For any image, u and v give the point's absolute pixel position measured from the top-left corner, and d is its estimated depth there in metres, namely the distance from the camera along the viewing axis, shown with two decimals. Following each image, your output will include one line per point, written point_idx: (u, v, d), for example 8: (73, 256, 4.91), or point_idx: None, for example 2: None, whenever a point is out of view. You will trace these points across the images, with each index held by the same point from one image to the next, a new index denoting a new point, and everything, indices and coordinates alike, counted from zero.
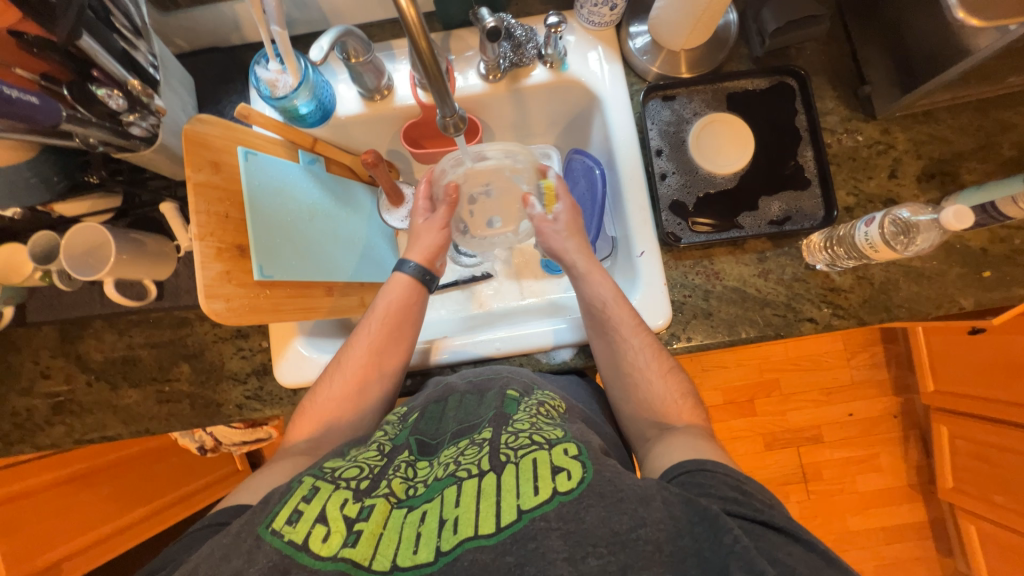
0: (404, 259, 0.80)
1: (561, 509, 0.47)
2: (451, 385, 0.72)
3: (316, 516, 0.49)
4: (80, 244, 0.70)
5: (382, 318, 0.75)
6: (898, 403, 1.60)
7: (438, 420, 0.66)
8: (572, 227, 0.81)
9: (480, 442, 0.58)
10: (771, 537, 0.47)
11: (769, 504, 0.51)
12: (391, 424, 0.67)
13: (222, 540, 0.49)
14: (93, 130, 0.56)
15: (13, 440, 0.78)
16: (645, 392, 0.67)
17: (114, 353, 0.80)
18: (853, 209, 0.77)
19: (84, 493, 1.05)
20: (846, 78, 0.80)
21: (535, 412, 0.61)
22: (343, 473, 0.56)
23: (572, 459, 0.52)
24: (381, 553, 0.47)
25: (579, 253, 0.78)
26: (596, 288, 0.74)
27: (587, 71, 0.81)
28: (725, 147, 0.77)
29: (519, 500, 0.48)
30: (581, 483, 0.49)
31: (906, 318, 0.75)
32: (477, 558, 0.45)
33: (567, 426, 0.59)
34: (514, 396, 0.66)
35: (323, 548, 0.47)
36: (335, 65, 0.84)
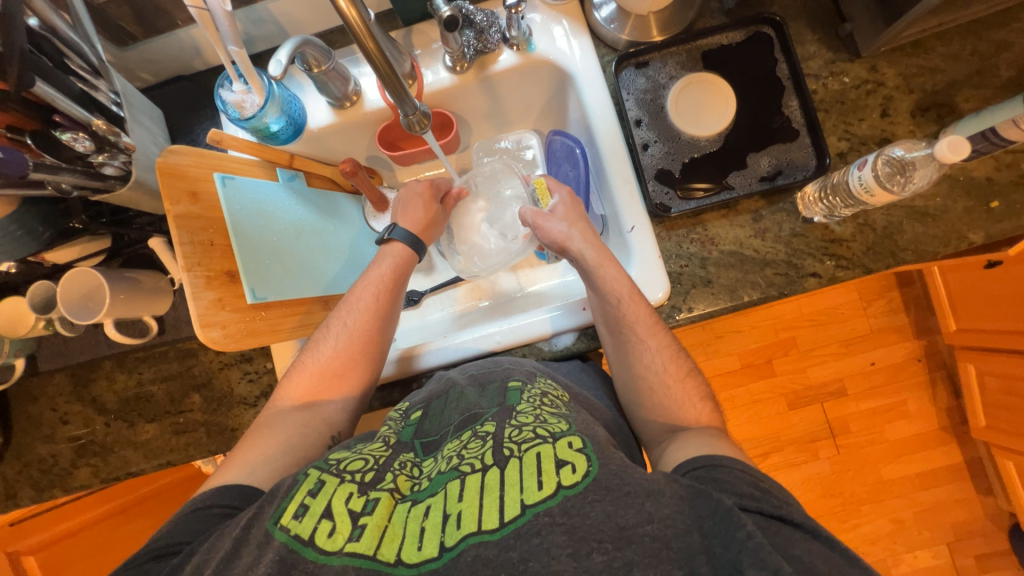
0: (393, 225, 0.82)
1: (565, 503, 0.47)
2: (453, 379, 0.72)
3: (321, 512, 0.50)
4: (76, 289, 0.71)
5: (384, 286, 0.76)
6: (921, 346, 1.56)
7: (440, 416, 0.66)
8: (570, 215, 0.78)
9: (483, 435, 0.57)
10: (788, 533, 0.46)
11: (789, 502, 0.50)
12: (393, 422, 0.67)
13: (233, 533, 0.50)
14: (64, 175, 0.56)
15: (43, 486, 0.81)
16: (662, 397, 0.66)
17: (126, 392, 0.82)
18: (846, 154, 0.74)
19: (132, 524, 1.09)
20: (825, 19, 0.77)
21: (539, 403, 0.61)
22: (348, 466, 0.57)
23: (577, 452, 0.51)
24: (386, 545, 0.48)
25: (586, 243, 0.75)
26: (610, 283, 0.71)
27: (555, 49, 0.79)
28: (706, 108, 0.74)
29: (522, 494, 0.48)
30: (585, 478, 0.49)
31: (914, 260, 0.72)
32: (481, 554, 0.45)
33: (573, 418, 0.58)
34: (517, 386, 0.65)
35: (329, 543, 0.48)
36: (300, 78, 0.83)
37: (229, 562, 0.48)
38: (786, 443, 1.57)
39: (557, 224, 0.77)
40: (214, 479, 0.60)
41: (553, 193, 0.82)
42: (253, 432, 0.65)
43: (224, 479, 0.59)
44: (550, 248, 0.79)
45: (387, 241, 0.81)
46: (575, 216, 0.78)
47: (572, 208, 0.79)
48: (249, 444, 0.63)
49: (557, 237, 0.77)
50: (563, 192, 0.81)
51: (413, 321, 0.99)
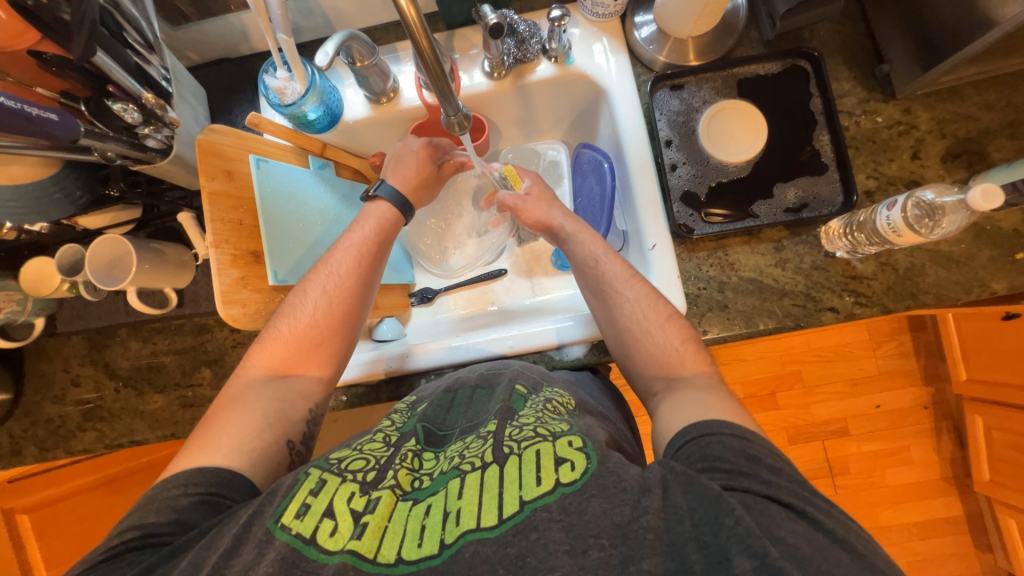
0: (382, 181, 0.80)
1: (564, 501, 0.47)
2: (460, 378, 0.72)
3: (323, 511, 0.50)
4: (104, 255, 0.72)
5: (368, 244, 0.74)
6: (929, 393, 1.54)
7: (448, 409, 0.67)
8: (546, 197, 0.81)
9: (485, 435, 0.57)
10: (773, 511, 0.46)
11: (778, 468, 0.49)
12: (399, 413, 0.68)
13: (234, 531, 0.49)
14: (110, 143, 0.58)
15: (48, 446, 0.82)
16: (648, 342, 0.66)
17: (139, 360, 0.83)
18: (874, 193, 0.74)
19: (114, 497, 1.09)
20: (863, 58, 0.77)
21: (543, 408, 0.61)
22: (349, 465, 0.56)
23: (576, 450, 0.51)
24: (386, 546, 0.47)
25: (566, 217, 0.79)
26: (586, 246, 0.75)
27: (593, 64, 0.80)
28: (737, 135, 0.75)
29: (521, 491, 0.48)
30: (585, 475, 0.49)
31: (934, 304, 0.72)
32: (479, 550, 0.45)
33: (574, 421, 0.58)
34: (522, 392, 0.65)
35: (330, 542, 0.47)
36: (341, 71, 0.85)
37: (228, 561, 0.47)
38: None
39: (536, 204, 0.80)
40: (186, 459, 0.58)
41: (524, 176, 0.83)
42: (225, 405, 0.63)
43: (201, 459, 0.57)
44: (532, 229, 0.81)
45: (371, 199, 0.79)
46: (548, 196, 0.81)
47: (541, 197, 0.81)
48: (225, 420, 0.61)
49: (537, 218, 0.79)
50: (533, 178, 0.84)
51: (424, 318, 0.99)
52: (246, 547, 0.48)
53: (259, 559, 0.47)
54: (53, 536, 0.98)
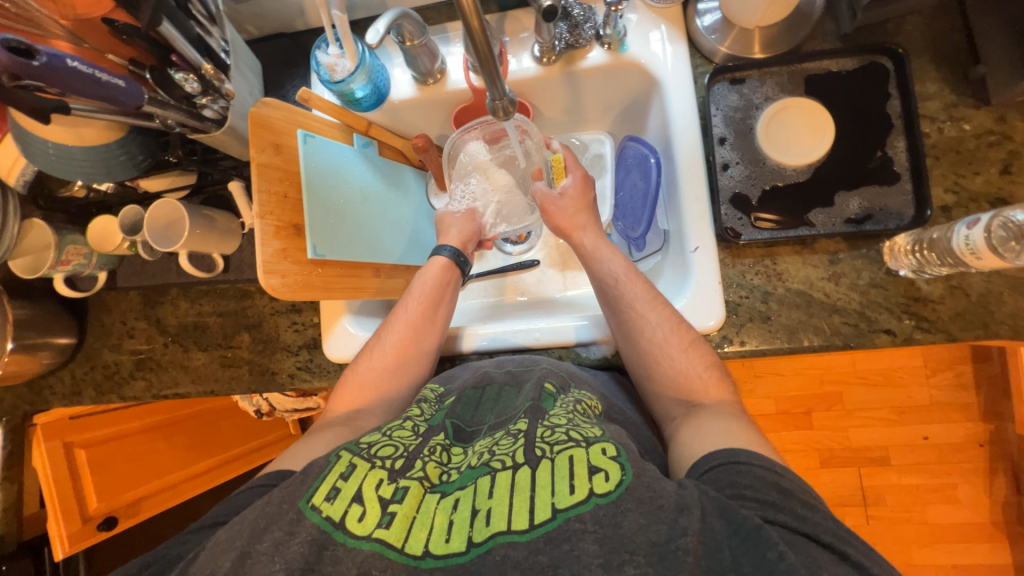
0: (441, 245, 0.84)
1: (597, 512, 0.46)
2: (489, 374, 0.72)
3: (352, 495, 0.50)
4: (161, 217, 0.77)
5: (436, 298, 0.78)
6: (987, 430, 1.42)
7: (476, 407, 0.67)
8: (580, 204, 0.82)
9: (516, 434, 0.57)
10: (814, 552, 0.44)
11: (813, 505, 0.48)
12: (427, 403, 0.68)
13: (265, 509, 0.51)
14: (171, 112, 0.60)
15: (104, 390, 0.89)
16: (667, 367, 0.66)
17: (186, 319, 0.88)
18: (951, 209, 0.67)
19: (161, 441, 1.18)
20: (954, 58, 0.70)
21: (573, 410, 0.60)
22: (378, 450, 0.56)
23: (610, 460, 0.50)
24: (415, 536, 0.48)
25: (588, 231, 0.80)
26: (607, 264, 0.75)
27: (648, 53, 0.77)
28: (800, 136, 0.70)
29: (554, 498, 0.48)
30: (619, 487, 0.48)
31: (1009, 336, 0.65)
32: (509, 554, 0.45)
33: (605, 427, 0.57)
34: (551, 390, 0.64)
35: (359, 527, 0.48)
36: (391, 50, 0.85)
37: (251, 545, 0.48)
38: None
39: (566, 211, 0.81)
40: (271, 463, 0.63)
41: (568, 172, 0.84)
42: (304, 436, 0.67)
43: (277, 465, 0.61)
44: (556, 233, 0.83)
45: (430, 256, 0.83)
46: (584, 203, 0.82)
47: (577, 203, 0.82)
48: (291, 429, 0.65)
49: (561, 222, 0.81)
50: (576, 175, 0.83)
51: None
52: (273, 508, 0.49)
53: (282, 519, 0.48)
54: (106, 472, 1.07)
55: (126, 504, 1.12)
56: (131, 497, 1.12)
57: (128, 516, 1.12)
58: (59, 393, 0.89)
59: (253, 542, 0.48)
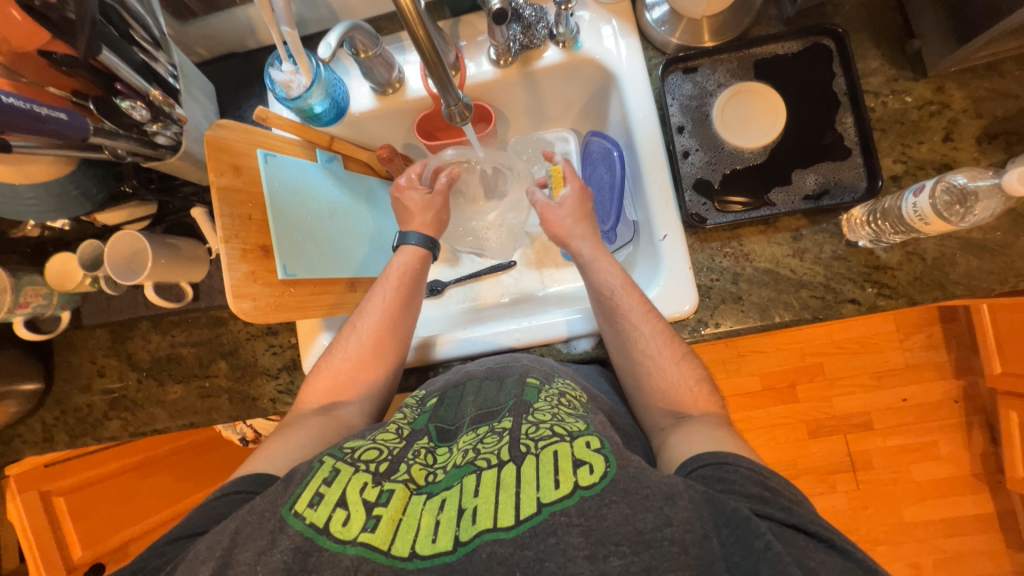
0: (405, 232, 0.81)
1: (582, 505, 0.46)
2: (471, 372, 0.72)
3: (335, 500, 0.50)
4: (121, 250, 0.75)
5: (407, 278, 0.77)
6: (960, 386, 1.48)
7: (457, 405, 0.67)
8: (577, 212, 0.78)
9: (501, 431, 0.57)
10: (803, 542, 0.45)
11: (797, 503, 0.49)
12: (410, 407, 0.69)
13: (246, 516, 0.50)
14: (121, 142, 0.59)
15: (77, 433, 0.86)
16: (660, 381, 0.65)
17: (159, 352, 0.86)
18: (901, 178, 0.70)
19: (147, 479, 1.14)
20: (892, 34, 0.73)
21: (558, 402, 0.60)
22: (362, 454, 0.57)
23: (594, 452, 0.51)
24: (400, 538, 0.48)
25: (585, 238, 0.76)
26: (603, 275, 0.72)
27: (602, 48, 0.78)
28: (753, 119, 0.72)
29: (539, 492, 0.48)
30: (604, 479, 0.48)
31: (965, 296, 0.68)
32: (496, 551, 0.45)
33: (590, 418, 0.58)
34: (535, 383, 0.65)
35: (343, 532, 0.48)
36: (346, 62, 0.85)
37: (227, 564, 0.47)
38: (802, 472, 1.51)
39: (564, 220, 0.77)
40: (242, 469, 0.61)
41: (567, 181, 0.79)
42: (277, 432, 0.67)
43: (249, 469, 0.60)
44: (552, 239, 0.80)
45: (398, 246, 0.81)
46: (582, 212, 0.78)
47: (579, 210, 0.78)
48: (269, 441, 0.65)
49: (560, 230, 0.78)
50: (575, 185, 0.79)
51: (435, 311, 0.99)
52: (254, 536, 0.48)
53: (269, 538, 0.48)
54: (88, 518, 1.04)
55: (115, 547, 1.09)
56: (120, 540, 1.10)
57: (113, 561, 1.10)
58: (30, 441, 0.86)
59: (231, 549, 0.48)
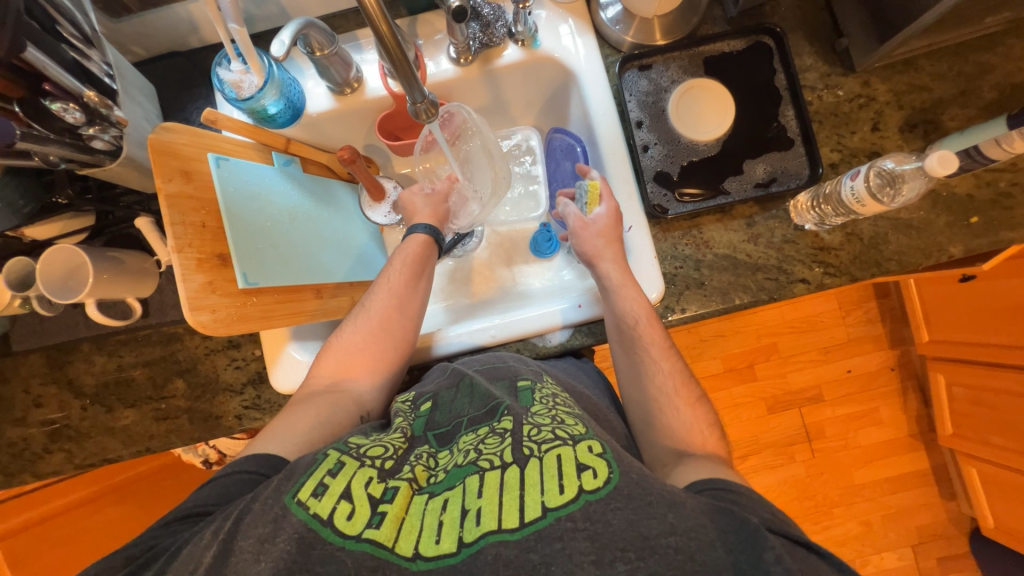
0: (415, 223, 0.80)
1: (587, 508, 0.47)
2: (457, 370, 0.71)
3: (341, 492, 0.50)
4: (56, 266, 0.68)
5: (421, 267, 0.77)
6: (895, 355, 1.62)
7: (453, 402, 0.66)
8: (609, 233, 0.74)
9: (502, 432, 0.58)
10: (810, 559, 0.48)
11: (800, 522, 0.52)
12: (403, 413, 0.67)
13: (251, 504, 0.50)
14: (52, 147, 0.54)
15: (13, 472, 0.77)
16: (670, 418, 0.66)
17: (106, 375, 0.79)
18: (838, 165, 0.76)
19: (94, 516, 1.05)
20: (822, 33, 0.79)
21: (555, 405, 0.62)
22: (367, 450, 0.57)
23: (597, 457, 0.52)
24: (404, 537, 0.48)
25: (614, 262, 0.74)
26: (630, 304, 0.70)
27: (560, 47, 0.79)
28: (706, 113, 0.76)
29: (544, 497, 0.48)
30: (607, 484, 0.49)
31: (897, 271, 0.75)
32: (501, 553, 0.45)
33: (589, 425, 0.59)
34: (527, 385, 0.67)
35: (348, 526, 0.48)
36: (300, 61, 0.82)
37: None
38: (765, 446, 1.61)
39: (593, 241, 0.75)
40: (251, 447, 0.60)
41: (603, 201, 0.75)
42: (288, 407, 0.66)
43: (261, 447, 0.59)
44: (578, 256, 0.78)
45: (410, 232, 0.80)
46: (614, 234, 0.74)
47: (614, 230, 0.75)
48: (274, 422, 0.63)
49: (589, 249, 0.75)
50: (611, 206, 0.75)
51: None
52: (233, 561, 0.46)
53: (254, 564, 0.46)
54: (30, 562, 0.96)
55: None
56: None
57: None
58: None
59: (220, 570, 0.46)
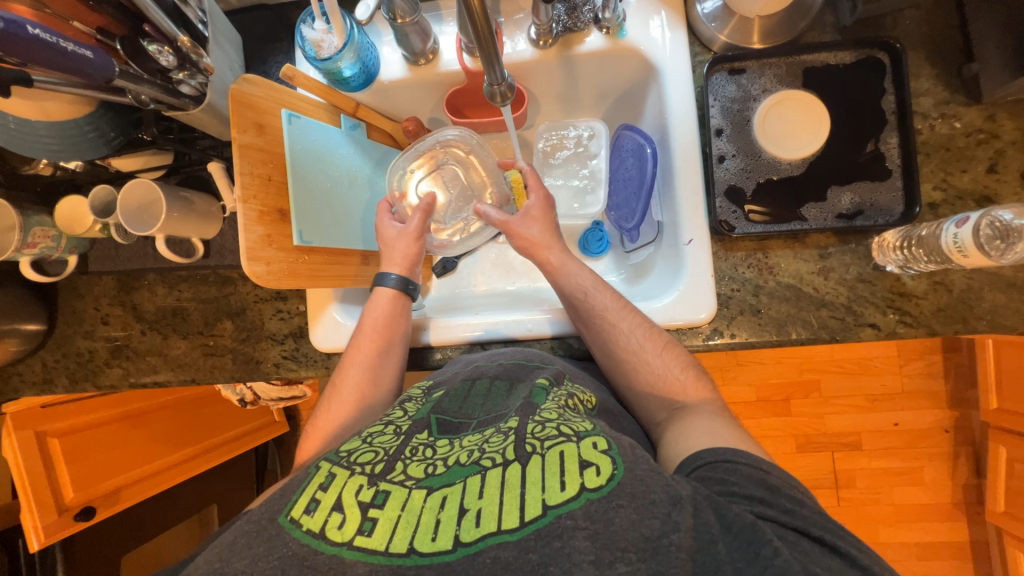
0: (383, 273, 0.78)
1: (589, 507, 0.45)
2: (481, 368, 0.71)
3: (331, 504, 0.49)
4: (135, 198, 0.73)
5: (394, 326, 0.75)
6: (953, 418, 1.49)
7: (464, 400, 0.65)
8: (544, 219, 0.79)
9: (506, 431, 0.55)
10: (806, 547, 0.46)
11: None
12: (414, 401, 0.66)
13: (244, 527, 0.50)
14: (145, 86, 0.57)
15: (78, 378, 0.85)
16: (647, 372, 0.67)
17: (165, 305, 0.84)
18: (938, 206, 0.68)
19: (136, 430, 1.15)
20: (948, 54, 0.70)
21: (563, 404, 0.59)
22: (358, 457, 0.55)
23: (601, 453, 0.49)
24: (399, 534, 0.46)
25: (552, 246, 0.77)
26: (575, 278, 0.74)
27: (646, 39, 0.75)
28: (796, 129, 0.69)
29: (544, 494, 0.47)
30: (611, 481, 0.47)
31: (987, 332, 0.67)
32: (500, 556, 0.44)
33: (595, 421, 0.56)
34: (543, 385, 0.64)
35: (339, 535, 0.47)
36: (380, 26, 0.81)
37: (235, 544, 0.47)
38: None
39: (530, 230, 0.78)
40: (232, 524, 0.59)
41: (532, 193, 0.79)
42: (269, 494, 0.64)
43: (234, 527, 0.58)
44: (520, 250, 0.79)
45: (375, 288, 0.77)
46: (547, 219, 0.79)
47: (544, 219, 0.79)
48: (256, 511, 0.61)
49: (526, 242, 0.78)
50: (539, 194, 0.79)
51: (443, 291, 0.97)
52: (258, 539, 0.48)
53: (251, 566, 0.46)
54: (82, 461, 1.04)
55: (105, 495, 1.08)
56: (110, 487, 1.09)
57: (106, 507, 1.08)
58: (29, 381, 0.85)
59: (229, 558, 0.47)
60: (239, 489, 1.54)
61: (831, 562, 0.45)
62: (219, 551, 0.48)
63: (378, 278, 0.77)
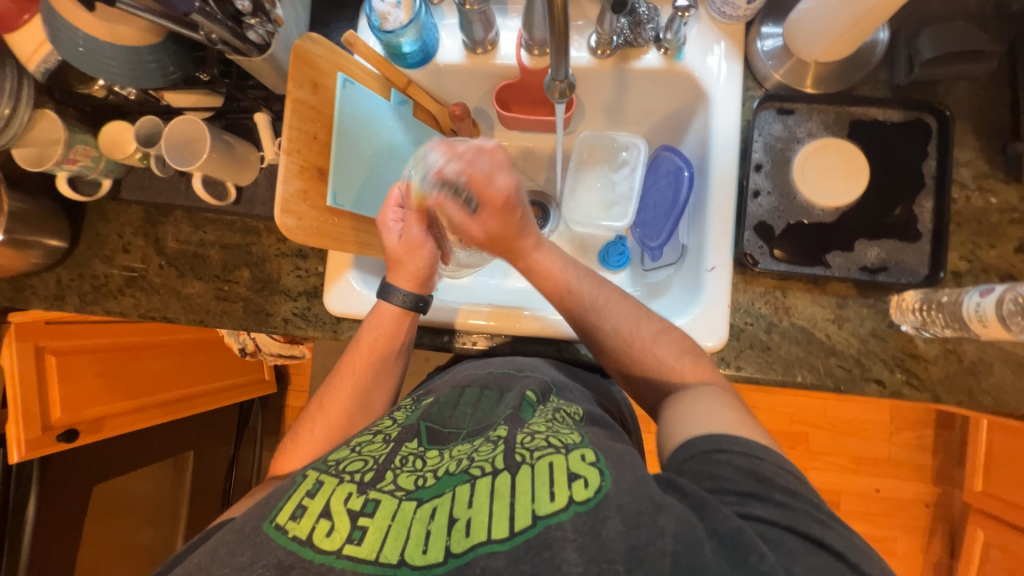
0: (388, 289, 0.74)
1: (577, 520, 0.46)
2: (471, 376, 0.72)
3: (318, 511, 0.49)
4: (179, 136, 0.75)
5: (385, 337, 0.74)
6: (934, 493, 1.48)
7: (453, 409, 0.66)
8: (500, 225, 0.73)
9: (495, 440, 0.56)
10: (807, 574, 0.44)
11: None
12: (405, 409, 0.68)
13: (224, 537, 0.50)
14: (216, 25, 0.58)
15: (88, 301, 0.86)
16: (645, 362, 0.66)
17: (187, 244, 0.85)
18: (962, 275, 0.69)
19: (135, 363, 1.19)
20: (993, 130, 0.71)
21: (553, 418, 0.60)
22: (347, 465, 0.55)
23: (589, 466, 0.50)
24: (389, 545, 0.47)
25: (532, 246, 0.74)
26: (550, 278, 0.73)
27: (703, 66, 0.76)
28: (834, 175, 0.71)
29: (534, 505, 0.47)
30: (598, 493, 0.47)
31: (990, 408, 0.67)
32: (490, 565, 0.44)
33: (584, 431, 0.57)
34: (532, 399, 0.63)
35: (327, 543, 0.47)
36: (446, 10, 0.83)
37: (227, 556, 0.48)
38: None
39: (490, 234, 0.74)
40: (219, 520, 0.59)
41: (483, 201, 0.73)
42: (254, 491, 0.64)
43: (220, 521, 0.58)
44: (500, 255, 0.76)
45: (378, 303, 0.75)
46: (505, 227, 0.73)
47: (502, 226, 0.73)
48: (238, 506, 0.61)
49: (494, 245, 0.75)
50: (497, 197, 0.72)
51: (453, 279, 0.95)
52: (241, 548, 0.48)
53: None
54: (74, 383, 1.05)
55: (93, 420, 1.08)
56: (98, 414, 1.09)
57: (89, 433, 1.08)
58: (41, 295, 0.86)
59: (208, 567, 0.47)
60: (218, 440, 1.54)
61: (815, 557, 0.44)
62: (200, 558, 0.48)
63: (384, 293, 0.74)
